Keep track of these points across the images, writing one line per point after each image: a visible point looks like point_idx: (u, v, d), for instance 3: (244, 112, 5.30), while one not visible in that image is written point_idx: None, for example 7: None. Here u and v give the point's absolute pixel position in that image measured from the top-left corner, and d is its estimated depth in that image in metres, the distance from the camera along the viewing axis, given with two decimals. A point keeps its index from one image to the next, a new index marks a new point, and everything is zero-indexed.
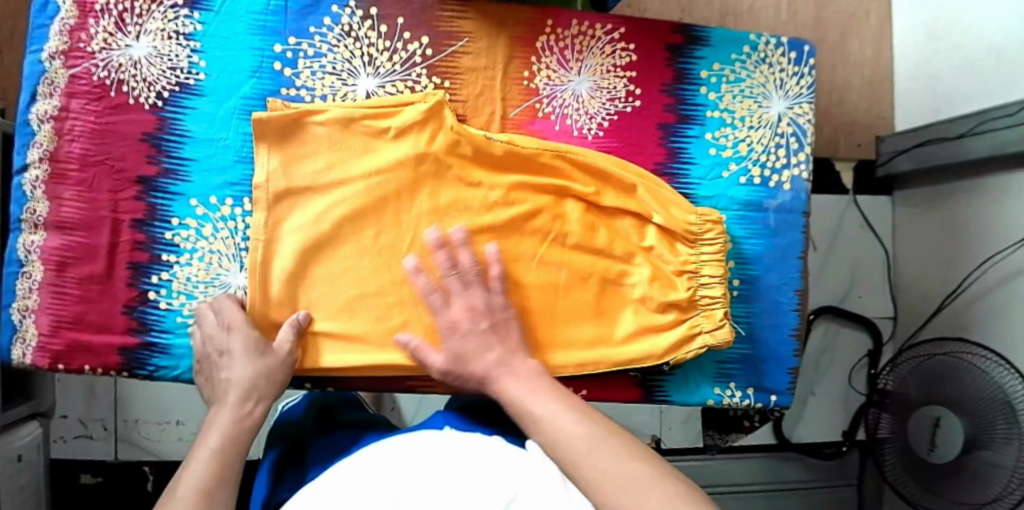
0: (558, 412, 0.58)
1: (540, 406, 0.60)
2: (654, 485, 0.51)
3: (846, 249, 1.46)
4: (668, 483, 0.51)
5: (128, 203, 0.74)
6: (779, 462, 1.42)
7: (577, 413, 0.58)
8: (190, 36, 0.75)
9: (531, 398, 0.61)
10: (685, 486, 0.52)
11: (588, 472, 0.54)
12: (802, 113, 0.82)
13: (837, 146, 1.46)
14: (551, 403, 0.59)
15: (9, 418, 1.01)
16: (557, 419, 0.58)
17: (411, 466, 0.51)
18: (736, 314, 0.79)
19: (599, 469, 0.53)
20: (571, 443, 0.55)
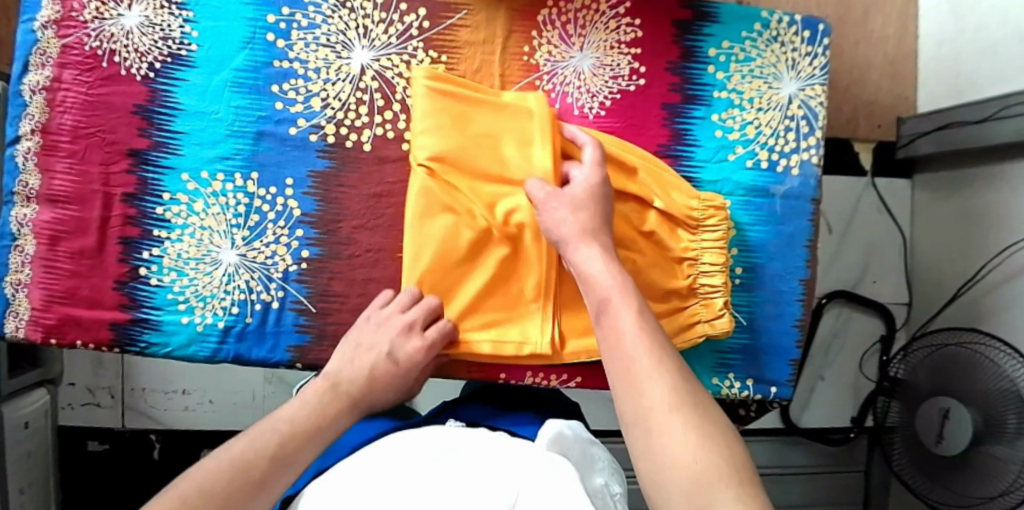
0: (643, 333, 0.53)
1: (625, 314, 0.55)
2: (706, 437, 0.44)
3: (861, 234, 1.43)
4: (726, 446, 0.44)
5: (119, 177, 0.73)
6: (786, 446, 1.40)
7: (660, 341, 0.53)
8: (182, 6, 0.73)
9: (622, 301, 0.57)
10: (741, 456, 0.44)
11: (667, 436, 0.45)
12: (815, 94, 0.78)
13: (855, 126, 1.41)
14: (634, 311, 0.56)
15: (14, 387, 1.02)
16: (654, 380, 0.49)
17: (396, 455, 0.49)
18: (737, 303, 0.77)
19: (661, 401, 0.47)
20: (656, 400, 0.48)
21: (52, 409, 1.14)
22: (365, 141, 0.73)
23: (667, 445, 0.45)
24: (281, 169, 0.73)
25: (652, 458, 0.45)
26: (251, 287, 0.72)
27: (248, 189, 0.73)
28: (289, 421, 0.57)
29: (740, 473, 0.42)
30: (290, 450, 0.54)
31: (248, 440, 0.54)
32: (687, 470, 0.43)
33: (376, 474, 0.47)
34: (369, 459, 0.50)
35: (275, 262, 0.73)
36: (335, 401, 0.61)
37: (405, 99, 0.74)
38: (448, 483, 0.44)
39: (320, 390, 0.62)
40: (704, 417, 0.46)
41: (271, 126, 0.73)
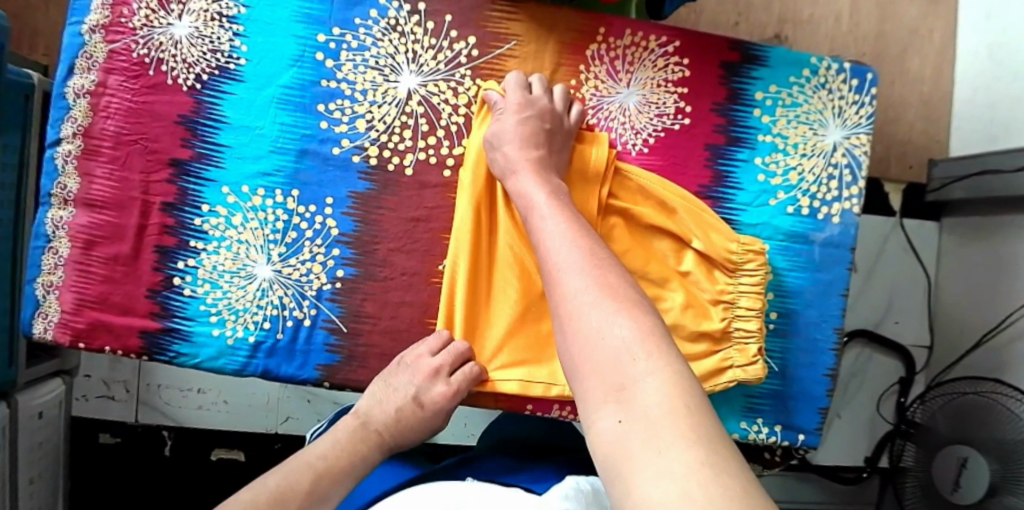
0: (574, 239, 0.54)
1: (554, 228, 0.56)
2: (625, 322, 0.45)
3: (886, 274, 1.41)
4: (646, 327, 0.45)
5: (159, 185, 0.73)
6: (795, 481, 1.40)
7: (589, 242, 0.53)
8: (232, 19, 0.73)
9: (551, 217, 0.58)
10: (662, 333, 0.45)
11: (588, 324, 0.46)
12: (859, 143, 0.77)
13: (887, 166, 1.40)
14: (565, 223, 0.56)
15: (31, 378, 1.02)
16: (577, 278, 0.50)
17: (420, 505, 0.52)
18: (770, 349, 0.76)
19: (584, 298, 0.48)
20: (578, 297, 0.48)
21: (66, 400, 1.14)
22: (407, 165, 0.73)
23: (585, 335, 0.46)
24: (322, 187, 0.72)
25: (578, 351, 0.46)
26: (284, 303, 0.72)
27: (287, 205, 0.72)
28: (322, 458, 0.65)
29: (652, 348, 0.43)
30: (326, 486, 0.63)
31: (283, 474, 0.62)
32: (601, 350, 0.44)
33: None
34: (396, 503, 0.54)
35: (310, 280, 0.72)
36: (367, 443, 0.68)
37: (450, 125, 0.73)
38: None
39: (351, 428, 0.69)
40: (625, 307, 0.47)
41: (315, 145, 0.73)
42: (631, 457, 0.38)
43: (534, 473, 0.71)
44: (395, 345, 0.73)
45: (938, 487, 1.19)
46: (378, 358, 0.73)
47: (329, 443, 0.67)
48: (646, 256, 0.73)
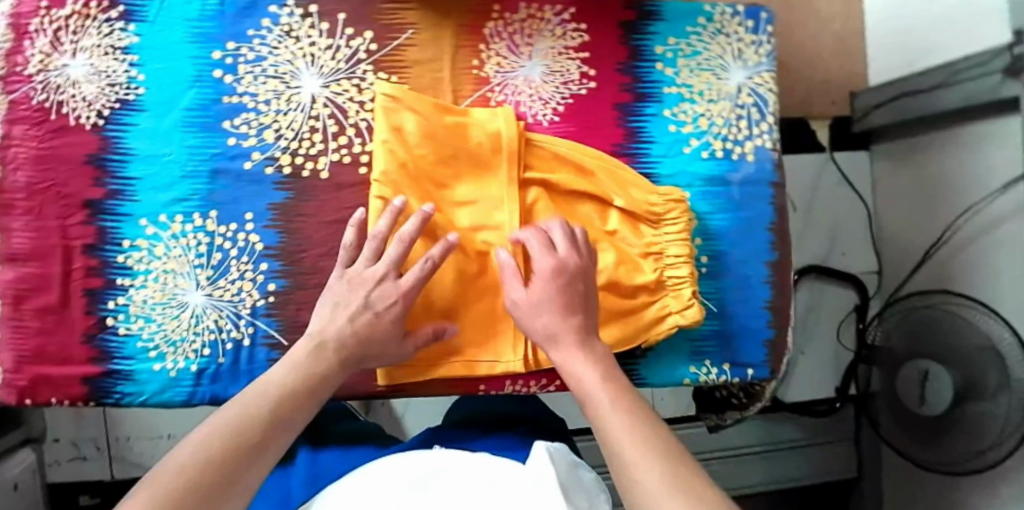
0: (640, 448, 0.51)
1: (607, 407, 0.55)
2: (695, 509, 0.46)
3: (828, 208, 1.45)
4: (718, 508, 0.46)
5: (78, 228, 0.72)
6: (775, 423, 1.43)
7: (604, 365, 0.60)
8: (126, 51, 0.72)
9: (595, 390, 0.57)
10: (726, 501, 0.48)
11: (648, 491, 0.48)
12: (762, 81, 0.79)
13: (811, 105, 1.44)
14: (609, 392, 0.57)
15: None
16: (620, 430, 0.53)
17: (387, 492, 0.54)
18: (705, 291, 0.79)
19: (621, 433, 0.53)
20: (624, 448, 0.52)
21: (40, 467, 1.11)
22: (321, 169, 0.72)
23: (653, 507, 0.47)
24: (238, 204, 0.72)
25: None
26: (219, 326, 0.72)
27: (208, 228, 0.72)
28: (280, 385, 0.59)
29: None
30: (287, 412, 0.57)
31: (205, 448, 0.51)
32: None
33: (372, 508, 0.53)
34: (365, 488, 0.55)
35: (242, 299, 0.72)
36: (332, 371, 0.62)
37: (359, 123, 0.73)
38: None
39: (307, 350, 0.61)
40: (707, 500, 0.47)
41: (226, 163, 0.72)
42: None
43: (494, 445, 0.73)
44: None
45: (906, 403, 1.22)
46: None
47: (265, 408, 0.56)
48: (571, 223, 0.75)
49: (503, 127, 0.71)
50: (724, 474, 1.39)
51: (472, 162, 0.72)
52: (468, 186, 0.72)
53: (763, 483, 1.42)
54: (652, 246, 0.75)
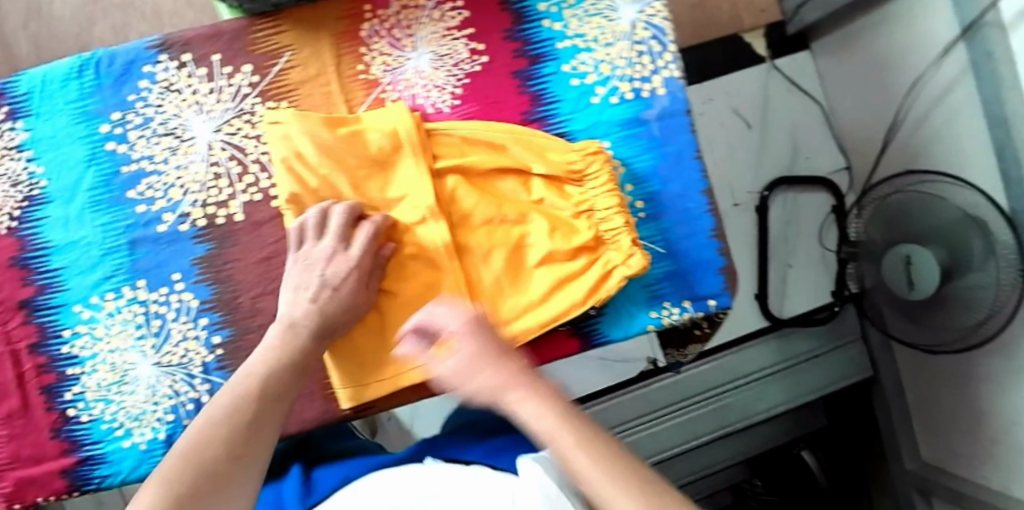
0: (606, 462, 0.53)
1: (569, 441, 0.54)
2: None
3: (780, 117, 1.43)
4: None
5: (19, 330, 0.72)
6: (782, 341, 1.40)
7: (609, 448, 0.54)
8: (20, 148, 0.71)
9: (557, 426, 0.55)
10: None
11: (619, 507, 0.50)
12: (655, 12, 0.76)
13: (740, 20, 1.41)
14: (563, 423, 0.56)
15: None
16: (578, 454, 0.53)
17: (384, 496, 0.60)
18: (649, 236, 0.77)
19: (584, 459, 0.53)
20: (591, 469, 0.52)
21: None
22: (235, 212, 0.72)
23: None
24: (163, 268, 0.72)
25: None
26: (176, 391, 0.72)
27: (140, 298, 0.72)
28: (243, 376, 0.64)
29: None
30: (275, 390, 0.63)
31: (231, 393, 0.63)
32: None
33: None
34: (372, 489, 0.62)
35: (191, 359, 0.72)
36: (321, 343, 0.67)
37: (260, 157, 0.72)
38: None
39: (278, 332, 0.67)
40: None
41: (141, 231, 0.71)
42: None
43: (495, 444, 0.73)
44: None
45: (897, 289, 1.17)
46: None
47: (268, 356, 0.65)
48: (495, 202, 0.74)
49: (398, 123, 0.70)
50: (743, 404, 1.36)
51: (377, 169, 0.71)
52: (381, 188, 0.71)
53: (785, 403, 1.39)
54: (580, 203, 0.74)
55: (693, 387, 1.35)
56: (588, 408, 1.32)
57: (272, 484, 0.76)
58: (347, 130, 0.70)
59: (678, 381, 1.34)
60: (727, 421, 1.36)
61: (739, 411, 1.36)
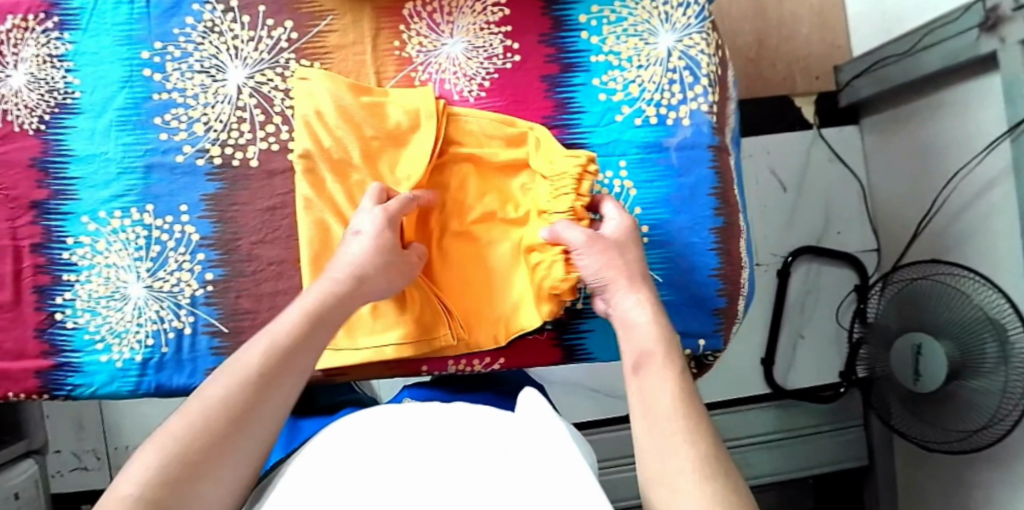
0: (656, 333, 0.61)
1: (636, 311, 0.63)
2: (668, 394, 0.56)
3: (816, 185, 1.40)
4: (681, 397, 0.56)
5: (26, 229, 0.75)
6: (782, 410, 1.36)
7: (692, 407, 0.55)
8: (62, 58, 0.75)
9: (627, 289, 0.65)
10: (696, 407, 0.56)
11: (654, 375, 0.58)
12: (693, 44, 0.76)
13: (793, 83, 1.39)
14: (636, 295, 0.64)
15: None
16: (635, 319, 0.63)
17: (359, 433, 0.50)
18: (652, 262, 0.77)
19: (642, 320, 0.62)
20: (639, 330, 0.62)
21: (42, 479, 1.23)
22: (251, 157, 0.74)
23: (652, 389, 0.57)
24: (174, 197, 0.74)
25: (651, 439, 0.54)
26: (161, 316, 0.73)
27: (145, 221, 0.74)
28: (243, 354, 0.56)
29: (693, 427, 0.53)
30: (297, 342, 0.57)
31: (250, 349, 0.56)
32: (659, 409, 0.55)
33: (323, 470, 0.48)
34: (345, 429, 0.52)
35: (181, 289, 0.73)
36: (335, 310, 0.61)
37: (284, 111, 0.74)
38: (404, 482, 0.44)
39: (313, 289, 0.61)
40: (682, 390, 0.56)
41: (159, 157, 0.74)
42: (672, 477, 0.50)
43: (477, 398, 0.76)
44: None
45: (902, 379, 1.15)
46: None
47: (298, 314, 0.59)
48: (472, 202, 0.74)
49: (421, 104, 0.71)
50: None
51: (392, 144, 0.71)
52: (391, 162, 0.72)
53: (774, 474, 1.33)
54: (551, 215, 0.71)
55: None
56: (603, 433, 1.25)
57: None
58: (371, 101, 0.72)
59: None
60: None
61: None
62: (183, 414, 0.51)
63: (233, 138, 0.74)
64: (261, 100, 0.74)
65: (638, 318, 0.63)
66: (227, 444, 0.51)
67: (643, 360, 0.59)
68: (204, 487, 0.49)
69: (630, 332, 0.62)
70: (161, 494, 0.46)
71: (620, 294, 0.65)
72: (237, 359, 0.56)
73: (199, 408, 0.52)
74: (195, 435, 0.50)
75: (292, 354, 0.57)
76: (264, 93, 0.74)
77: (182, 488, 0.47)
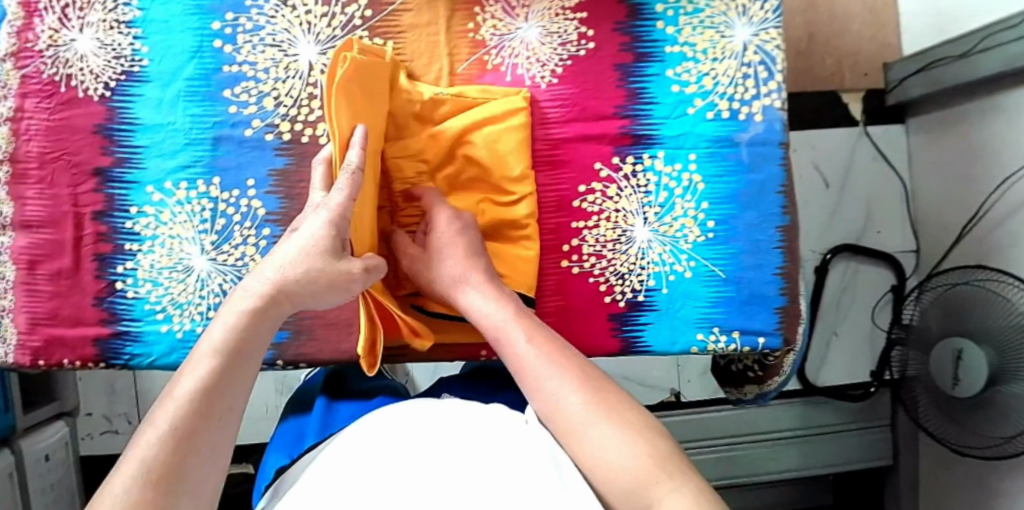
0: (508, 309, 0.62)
1: (486, 303, 0.64)
2: (535, 348, 0.58)
3: (858, 185, 1.40)
4: (548, 348, 0.58)
5: (88, 196, 0.74)
6: (809, 407, 1.36)
7: (551, 349, 0.58)
8: (131, 25, 0.74)
9: (467, 283, 0.65)
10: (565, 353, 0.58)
11: (517, 348, 0.59)
12: (769, 39, 0.76)
13: (841, 79, 1.38)
14: (485, 289, 0.65)
15: (32, 423, 1.14)
16: (486, 311, 0.63)
17: (380, 429, 0.51)
18: (715, 257, 0.76)
19: (489, 310, 0.63)
20: (491, 317, 0.62)
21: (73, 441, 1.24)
22: (321, 134, 0.73)
23: (522, 356, 0.58)
24: (241, 171, 0.73)
25: (547, 405, 0.54)
26: (224, 290, 0.73)
27: (211, 194, 0.73)
28: (206, 349, 0.51)
29: (571, 374, 0.55)
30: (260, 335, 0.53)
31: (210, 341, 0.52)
32: (538, 374, 0.56)
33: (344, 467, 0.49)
34: (365, 423, 0.52)
35: (245, 263, 0.73)
36: (266, 322, 0.54)
37: None
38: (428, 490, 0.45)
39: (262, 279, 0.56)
40: (551, 349, 0.58)
41: (228, 130, 0.73)
42: (580, 428, 0.52)
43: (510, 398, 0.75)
44: (343, 311, 0.74)
45: (940, 384, 1.15)
46: (326, 327, 0.74)
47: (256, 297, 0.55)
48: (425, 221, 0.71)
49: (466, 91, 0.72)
50: (757, 459, 1.32)
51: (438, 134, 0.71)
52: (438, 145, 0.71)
53: (795, 470, 1.34)
54: (518, 228, 0.72)
55: (709, 429, 1.32)
56: None
57: (294, 416, 0.81)
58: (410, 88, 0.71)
59: (696, 418, 1.32)
60: (732, 472, 1.32)
61: (745, 464, 1.32)
62: (134, 447, 0.45)
63: (304, 114, 0.73)
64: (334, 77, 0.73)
65: (490, 308, 0.63)
66: (186, 473, 0.45)
67: (501, 335, 0.61)
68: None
69: (486, 322, 0.63)
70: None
71: (465, 293, 0.65)
72: (174, 388, 0.49)
73: (149, 438, 0.45)
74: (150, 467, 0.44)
75: (248, 335, 0.53)
76: None
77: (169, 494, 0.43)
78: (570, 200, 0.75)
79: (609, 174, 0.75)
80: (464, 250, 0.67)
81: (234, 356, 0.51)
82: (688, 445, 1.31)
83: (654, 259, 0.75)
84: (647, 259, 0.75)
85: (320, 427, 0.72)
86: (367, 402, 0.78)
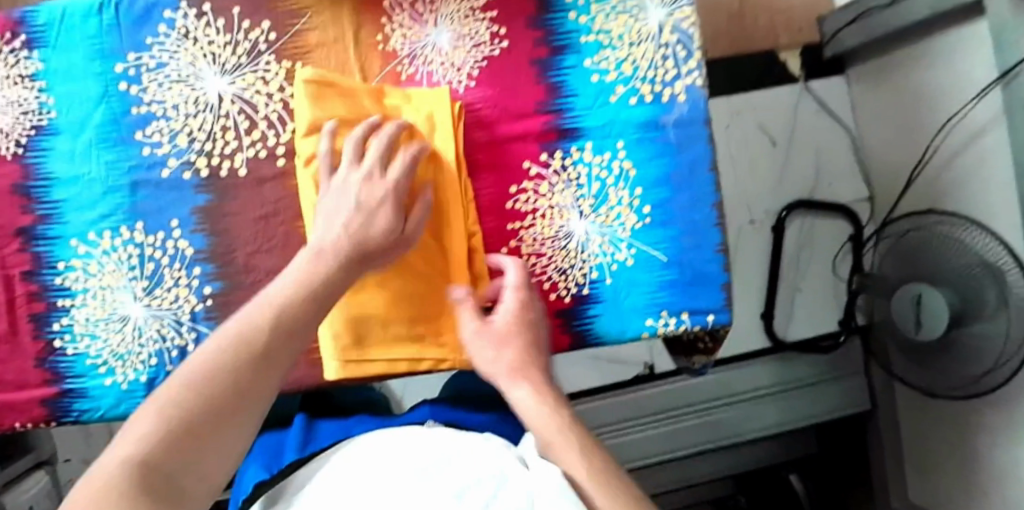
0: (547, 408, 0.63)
1: (524, 395, 0.65)
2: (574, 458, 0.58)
3: (807, 139, 1.40)
4: (588, 459, 0.58)
5: (13, 256, 0.72)
6: (782, 364, 1.37)
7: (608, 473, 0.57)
8: (34, 78, 0.72)
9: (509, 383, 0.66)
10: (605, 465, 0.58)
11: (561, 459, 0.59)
12: (684, 16, 0.75)
13: (776, 38, 1.38)
14: (524, 385, 0.65)
15: (8, 478, 1.12)
16: (527, 411, 0.64)
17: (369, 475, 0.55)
18: (655, 242, 0.76)
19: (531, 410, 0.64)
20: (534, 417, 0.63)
21: (55, 489, 1.23)
22: (240, 166, 0.72)
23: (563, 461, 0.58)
24: (163, 213, 0.72)
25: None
26: (162, 335, 0.72)
27: (137, 239, 0.72)
28: (239, 322, 0.54)
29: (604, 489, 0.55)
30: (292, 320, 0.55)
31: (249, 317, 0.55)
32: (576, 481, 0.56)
33: None
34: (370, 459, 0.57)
35: (180, 306, 0.72)
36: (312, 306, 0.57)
37: (270, 115, 0.72)
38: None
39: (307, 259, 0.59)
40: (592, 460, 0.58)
41: (144, 173, 0.72)
42: None
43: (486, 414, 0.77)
44: None
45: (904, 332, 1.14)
46: None
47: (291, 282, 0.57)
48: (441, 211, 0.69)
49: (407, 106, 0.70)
50: (733, 421, 1.33)
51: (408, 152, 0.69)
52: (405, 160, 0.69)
53: (774, 426, 1.35)
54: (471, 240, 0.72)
55: (690, 396, 1.32)
56: (609, 397, 1.33)
57: (275, 433, 0.83)
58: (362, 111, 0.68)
59: (673, 387, 1.32)
60: (714, 436, 1.33)
61: (725, 428, 1.34)
62: (155, 399, 0.50)
63: (221, 147, 0.72)
64: (246, 106, 0.71)
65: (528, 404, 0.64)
66: (205, 432, 0.49)
67: (547, 438, 0.61)
68: (192, 463, 0.48)
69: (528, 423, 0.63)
70: (162, 458, 0.46)
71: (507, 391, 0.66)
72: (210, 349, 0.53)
73: (171, 389, 0.50)
74: (178, 411, 0.49)
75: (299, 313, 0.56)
76: (252, 99, 0.71)
77: (180, 452, 0.48)
78: (500, 203, 0.74)
79: (538, 171, 0.74)
80: (518, 343, 0.67)
81: (278, 333, 0.54)
82: (670, 415, 1.31)
83: (596, 251, 0.75)
84: (588, 251, 0.75)
85: (298, 444, 0.74)
86: (345, 421, 0.79)
